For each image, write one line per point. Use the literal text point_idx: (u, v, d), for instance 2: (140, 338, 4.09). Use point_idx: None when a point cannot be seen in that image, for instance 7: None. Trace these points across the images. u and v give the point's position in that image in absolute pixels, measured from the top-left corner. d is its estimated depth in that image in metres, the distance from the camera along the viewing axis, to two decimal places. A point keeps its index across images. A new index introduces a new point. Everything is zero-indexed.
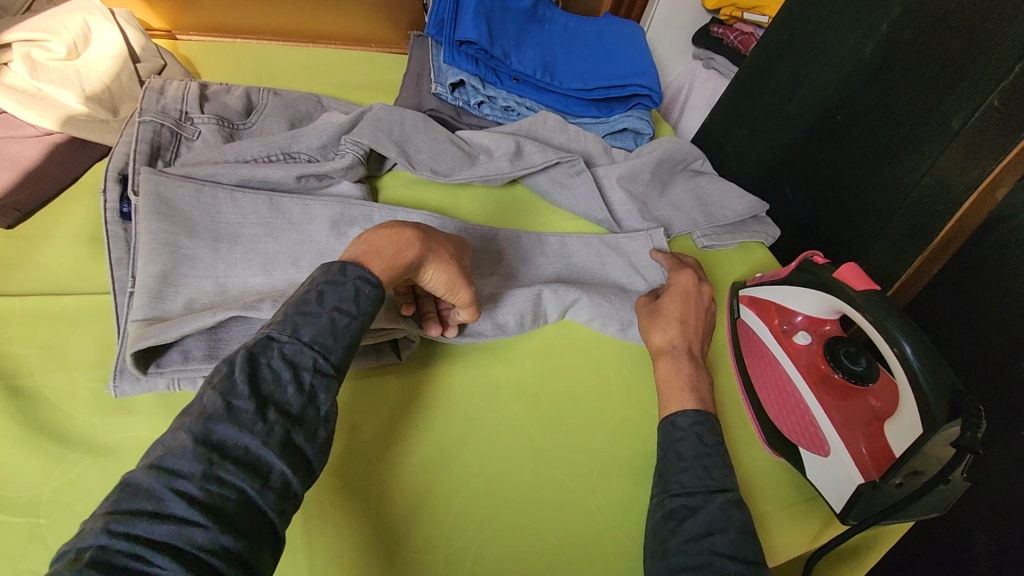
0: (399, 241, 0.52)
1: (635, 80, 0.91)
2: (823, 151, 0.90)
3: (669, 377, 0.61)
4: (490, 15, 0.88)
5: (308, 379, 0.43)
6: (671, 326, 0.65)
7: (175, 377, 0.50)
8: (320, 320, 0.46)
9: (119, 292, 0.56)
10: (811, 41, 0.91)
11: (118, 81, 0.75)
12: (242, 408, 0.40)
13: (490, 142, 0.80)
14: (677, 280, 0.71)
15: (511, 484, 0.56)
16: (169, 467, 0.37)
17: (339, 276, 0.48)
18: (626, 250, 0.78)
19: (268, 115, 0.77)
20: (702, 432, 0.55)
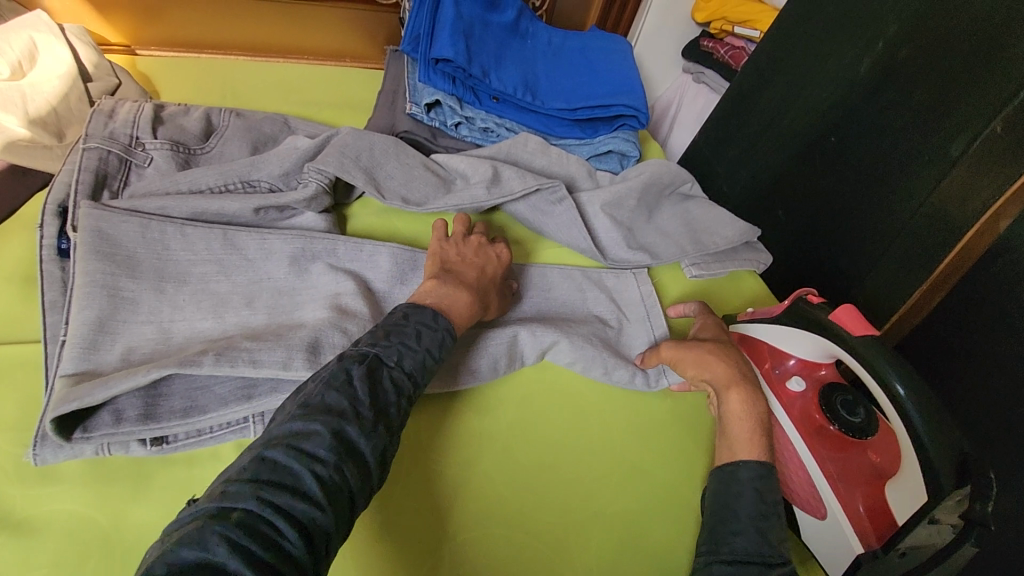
0: (470, 307, 0.57)
1: (620, 99, 0.87)
2: (817, 175, 0.87)
3: (741, 411, 0.55)
4: (468, 31, 0.83)
5: (405, 405, 0.47)
6: (732, 355, 0.59)
7: (104, 442, 0.46)
8: (417, 356, 0.49)
9: (50, 341, 0.51)
10: (805, 58, 0.87)
11: (66, 102, 0.70)
12: (366, 416, 0.43)
13: (466, 167, 0.76)
14: (711, 321, 0.66)
15: (530, 527, 0.54)
16: (307, 451, 0.40)
17: (433, 321, 0.52)
18: (607, 285, 0.76)
19: (228, 138, 0.72)
20: (762, 489, 0.50)
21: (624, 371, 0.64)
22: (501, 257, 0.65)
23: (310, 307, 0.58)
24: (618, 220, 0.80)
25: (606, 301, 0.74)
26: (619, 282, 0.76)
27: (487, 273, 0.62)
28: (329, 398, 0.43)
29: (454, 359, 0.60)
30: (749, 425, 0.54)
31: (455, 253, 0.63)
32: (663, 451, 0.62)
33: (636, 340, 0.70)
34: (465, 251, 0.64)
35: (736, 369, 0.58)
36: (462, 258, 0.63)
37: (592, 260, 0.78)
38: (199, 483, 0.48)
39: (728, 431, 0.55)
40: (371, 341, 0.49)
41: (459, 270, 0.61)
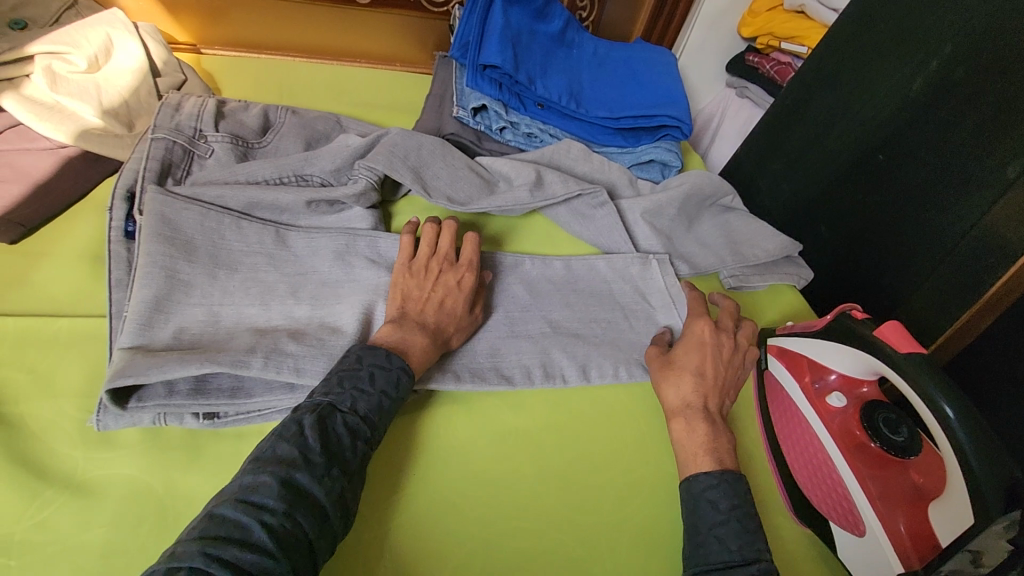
0: (426, 351, 0.55)
1: (665, 110, 0.87)
2: (862, 192, 0.85)
3: (684, 435, 0.56)
4: (515, 40, 0.85)
5: (361, 447, 0.48)
6: (688, 377, 0.59)
7: (159, 412, 0.48)
8: (371, 397, 0.50)
9: (114, 316, 0.54)
10: (853, 76, 0.87)
11: (137, 95, 0.74)
12: (317, 462, 0.44)
13: (509, 169, 0.77)
14: (693, 328, 0.64)
15: (504, 534, 0.53)
16: (255, 502, 0.41)
17: (385, 361, 0.52)
18: (635, 277, 0.75)
19: (284, 134, 0.75)
20: (717, 499, 0.51)
21: (635, 371, 0.65)
22: (462, 282, 0.62)
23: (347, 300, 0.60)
24: (657, 228, 0.81)
25: (630, 295, 0.74)
26: (644, 270, 0.76)
27: (447, 307, 0.60)
28: (280, 449, 0.44)
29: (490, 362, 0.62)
30: (687, 449, 0.55)
31: (414, 287, 0.60)
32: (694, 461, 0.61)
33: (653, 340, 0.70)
34: (423, 284, 0.61)
35: (683, 393, 0.58)
36: (419, 293, 0.60)
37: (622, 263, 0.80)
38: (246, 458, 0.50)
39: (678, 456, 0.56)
40: (324, 390, 0.49)
41: (414, 314, 0.58)
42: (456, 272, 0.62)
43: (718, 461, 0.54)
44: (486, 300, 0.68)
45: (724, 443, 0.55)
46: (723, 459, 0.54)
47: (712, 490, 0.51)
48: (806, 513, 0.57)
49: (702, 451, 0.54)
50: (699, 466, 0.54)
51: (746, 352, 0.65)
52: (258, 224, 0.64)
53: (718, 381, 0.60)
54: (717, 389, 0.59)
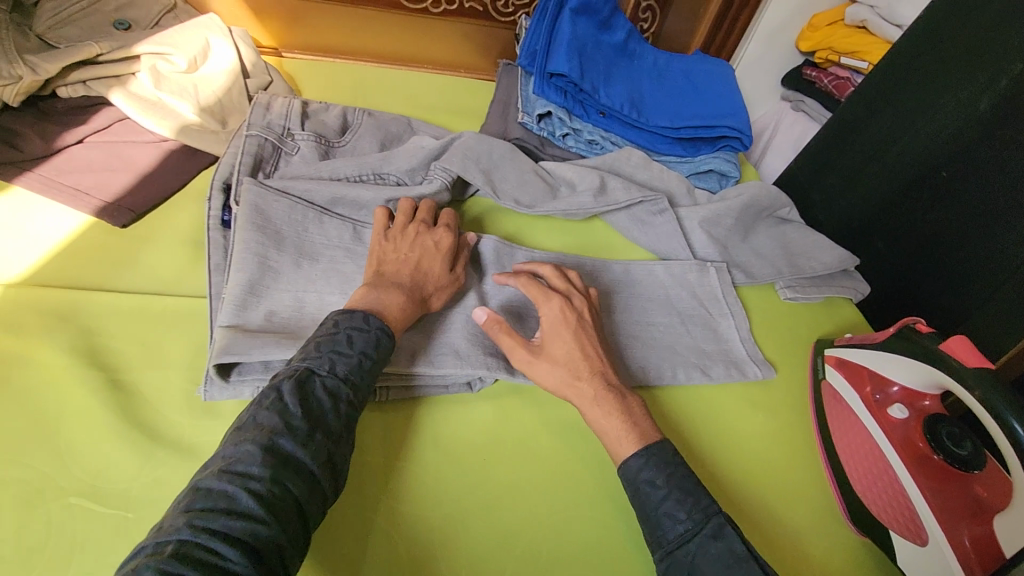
0: (401, 308, 0.56)
1: (725, 121, 0.89)
2: (922, 209, 0.86)
3: (600, 424, 0.55)
4: (581, 49, 0.88)
5: (344, 408, 0.48)
6: (568, 369, 0.56)
7: (257, 386, 0.52)
8: (350, 359, 0.50)
9: (214, 297, 0.59)
10: (917, 91, 0.87)
11: (229, 95, 0.78)
12: (299, 427, 0.45)
13: (573, 175, 0.80)
14: (551, 312, 0.59)
15: (494, 516, 0.54)
16: (239, 470, 0.41)
17: (363, 324, 0.52)
18: (692, 283, 0.77)
19: (361, 134, 0.79)
20: (653, 477, 0.51)
21: (691, 374, 0.68)
22: (439, 243, 0.64)
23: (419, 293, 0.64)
24: (715, 237, 0.82)
25: (687, 299, 0.75)
26: (701, 277, 0.77)
27: (423, 267, 0.61)
28: (260, 417, 0.45)
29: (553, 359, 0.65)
30: (609, 436, 0.54)
31: (390, 250, 0.62)
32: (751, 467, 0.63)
33: (709, 346, 0.72)
34: (399, 246, 0.62)
35: (580, 385, 0.56)
36: (396, 255, 0.62)
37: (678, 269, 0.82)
38: None
39: (602, 436, 0.55)
40: (301, 355, 0.49)
41: (392, 274, 0.60)
42: (433, 234, 0.64)
43: (641, 435, 0.54)
44: None
45: (637, 413, 0.55)
46: (643, 430, 0.54)
47: (646, 470, 0.51)
48: (864, 522, 0.58)
49: (625, 432, 0.54)
50: (625, 449, 0.53)
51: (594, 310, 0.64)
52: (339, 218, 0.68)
53: (602, 358, 0.58)
54: (606, 365, 0.58)
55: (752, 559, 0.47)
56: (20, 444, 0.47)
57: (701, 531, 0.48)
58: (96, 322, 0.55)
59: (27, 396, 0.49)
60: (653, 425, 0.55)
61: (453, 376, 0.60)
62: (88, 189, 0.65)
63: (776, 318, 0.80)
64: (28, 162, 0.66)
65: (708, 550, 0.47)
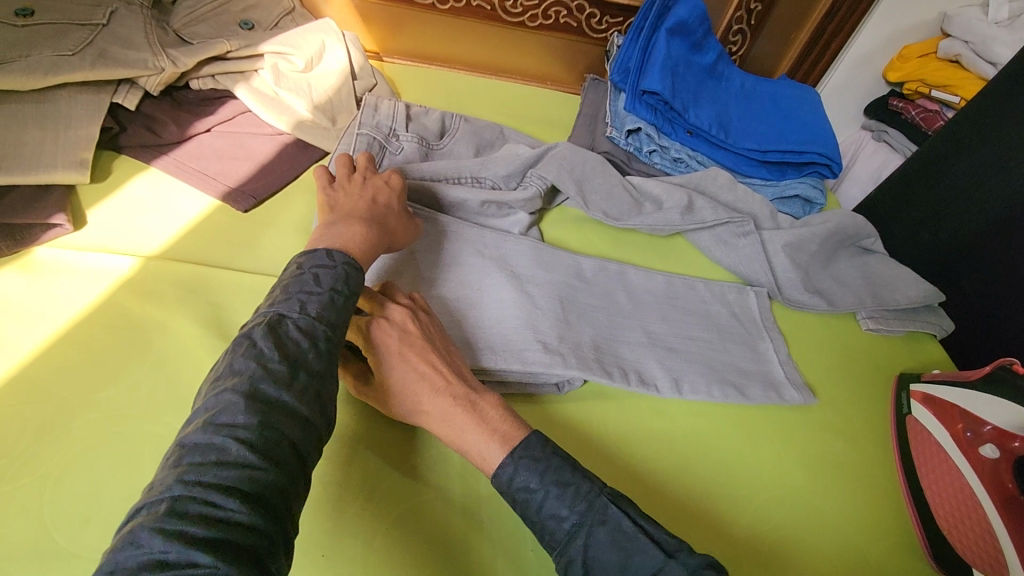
0: (365, 232, 0.58)
1: (814, 147, 0.89)
2: (1014, 250, 0.83)
3: (457, 443, 0.50)
4: (674, 70, 0.90)
5: (325, 344, 0.46)
6: (410, 396, 0.52)
7: None
8: (320, 298, 0.48)
9: None
10: (1015, 128, 0.85)
11: (339, 94, 0.83)
12: (278, 370, 0.42)
13: (661, 192, 0.81)
14: (379, 340, 0.53)
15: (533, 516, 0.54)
16: (224, 421, 0.39)
17: (328, 261, 0.52)
18: (732, 302, 0.78)
19: (458, 139, 0.83)
20: (530, 478, 0.47)
21: (756, 392, 0.68)
22: (390, 183, 0.67)
23: (514, 297, 0.67)
24: (797, 262, 0.82)
25: (728, 317, 0.76)
26: (740, 298, 0.78)
27: (379, 202, 0.64)
28: (236, 366, 0.42)
29: (633, 368, 0.66)
30: (468, 454, 0.50)
31: (345, 193, 0.64)
32: (813, 497, 0.62)
33: (747, 367, 0.71)
34: (355, 191, 0.64)
35: (430, 408, 0.51)
36: (353, 196, 0.63)
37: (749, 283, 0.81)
38: None
39: (460, 446, 0.50)
40: (269, 300, 0.47)
41: (350, 210, 0.61)
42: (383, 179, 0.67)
43: (506, 437, 0.49)
44: (631, 311, 0.72)
45: (494, 414, 0.51)
46: (507, 434, 0.50)
47: (518, 475, 0.47)
48: (948, 559, 0.58)
49: (485, 444, 0.49)
50: (489, 461, 0.49)
51: (426, 310, 0.59)
52: (427, 218, 0.72)
53: (438, 367, 0.53)
54: (447, 373, 0.53)
55: (642, 535, 0.45)
56: (157, 402, 0.51)
57: (588, 520, 0.46)
58: (224, 298, 0.59)
59: (166, 359, 0.54)
60: (513, 421, 0.51)
61: (545, 375, 0.62)
62: (216, 174, 0.70)
63: (857, 350, 0.79)
64: (163, 146, 0.73)
65: (598, 534, 0.45)
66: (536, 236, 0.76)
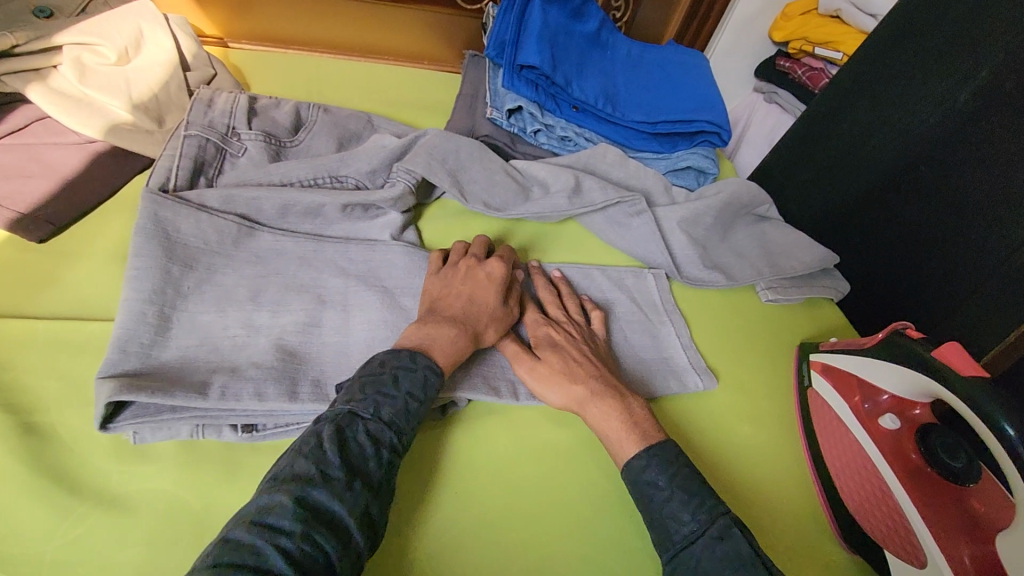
0: (458, 342, 0.54)
1: (702, 116, 0.85)
2: (899, 205, 0.84)
3: (599, 424, 0.53)
4: (553, 41, 0.83)
5: (387, 454, 0.45)
6: (563, 374, 0.55)
7: (140, 428, 0.45)
8: (396, 402, 0.47)
9: (120, 326, 0.49)
10: (895, 84, 0.85)
11: (166, 89, 0.72)
12: (335, 478, 0.42)
13: (546, 175, 0.75)
14: (545, 333, 0.60)
15: (503, 534, 0.50)
16: (270, 524, 0.38)
17: (409, 362, 0.49)
18: (629, 288, 0.73)
19: (316, 133, 0.73)
20: (657, 479, 0.48)
21: (657, 383, 0.64)
22: (493, 274, 0.61)
23: (383, 316, 0.58)
24: (694, 238, 0.79)
25: (626, 305, 0.71)
26: (638, 282, 0.74)
27: (478, 301, 0.58)
28: (297, 466, 0.42)
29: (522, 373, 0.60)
30: (609, 439, 0.52)
31: (442, 286, 0.59)
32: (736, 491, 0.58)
33: (648, 356, 0.67)
34: (451, 284, 0.60)
35: (579, 385, 0.55)
36: (450, 290, 0.59)
37: (645, 265, 0.77)
38: None
39: (603, 435, 0.53)
40: (346, 397, 0.47)
41: (445, 309, 0.57)
42: (484, 267, 0.61)
43: (643, 436, 0.51)
44: None
45: (638, 412, 0.54)
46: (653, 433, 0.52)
47: (648, 470, 0.49)
48: (855, 538, 0.55)
49: (625, 435, 0.52)
50: (627, 451, 0.51)
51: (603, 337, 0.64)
52: (273, 236, 0.62)
53: (595, 363, 0.58)
54: (605, 368, 0.58)
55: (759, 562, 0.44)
56: None
57: (706, 532, 0.45)
58: (8, 354, 0.48)
59: None
60: (656, 424, 0.53)
61: None
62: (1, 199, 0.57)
63: (757, 323, 0.77)
64: None
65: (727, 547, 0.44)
66: (413, 238, 0.68)
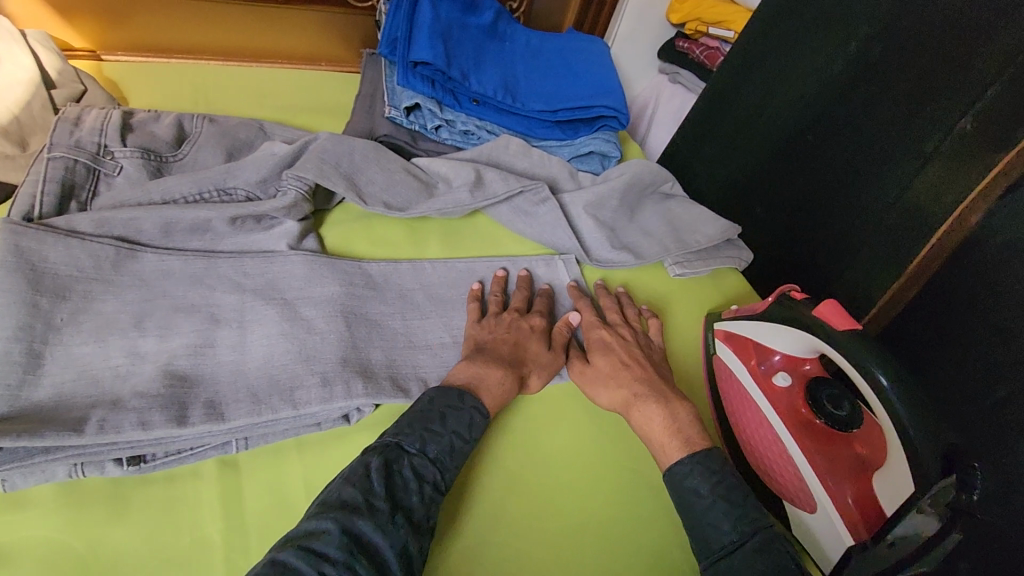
0: (505, 383, 0.57)
1: (601, 101, 0.87)
2: (793, 173, 0.89)
3: (645, 425, 0.56)
4: (446, 35, 0.83)
5: (428, 490, 0.47)
6: (613, 378, 0.60)
7: (12, 473, 0.43)
8: (442, 440, 0.49)
9: None
10: (779, 59, 0.89)
11: (28, 110, 0.67)
12: (380, 508, 0.43)
13: (448, 170, 0.75)
14: (597, 338, 0.64)
15: (532, 510, 0.53)
16: (316, 550, 0.39)
17: (458, 401, 0.52)
18: (540, 277, 0.74)
19: (201, 145, 0.70)
20: (698, 485, 0.50)
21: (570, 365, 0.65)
22: (536, 323, 0.64)
23: (282, 329, 0.56)
24: (600, 220, 0.81)
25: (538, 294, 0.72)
26: (548, 270, 0.75)
27: (523, 345, 0.61)
28: (345, 494, 0.44)
29: (433, 371, 0.60)
30: (653, 442, 0.55)
31: (489, 334, 0.62)
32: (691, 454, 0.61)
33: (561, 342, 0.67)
34: (496, 330, 0.62)
35: (625, 392, 0.58)
36: (496, 337, 0.61)
37: (555, 252, 0.78)
38: (181, 501, 0.47)
39: (646, 439, 0.56)
40: (395, 431, 0.49)
41: (491, 349, 0.60)
42: (528, 318, 0.64)
43: (685, 443, 0.53)
44: (428, 307, 0.66)
45: (683, 419, 0.56)
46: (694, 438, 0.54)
47: (691, 476, 0.50)
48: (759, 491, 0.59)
49: (670, 440, 0.54)
50: (671, 456, 0.53)
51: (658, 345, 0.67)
52: (155, 255, 0.58)
53: (644, 368, 0.61)
54: (654, 375, 0.61)
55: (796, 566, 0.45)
56: None
57: (746, 541, 0.47)
58: None
59: None
60: (700, 431, 0.55)
61: (324, 411, 0.52)
62: None
63: (667, 299, 0.79)
64: None
65: (774, 551, 0.46)
66: (313, 245, 0.66)
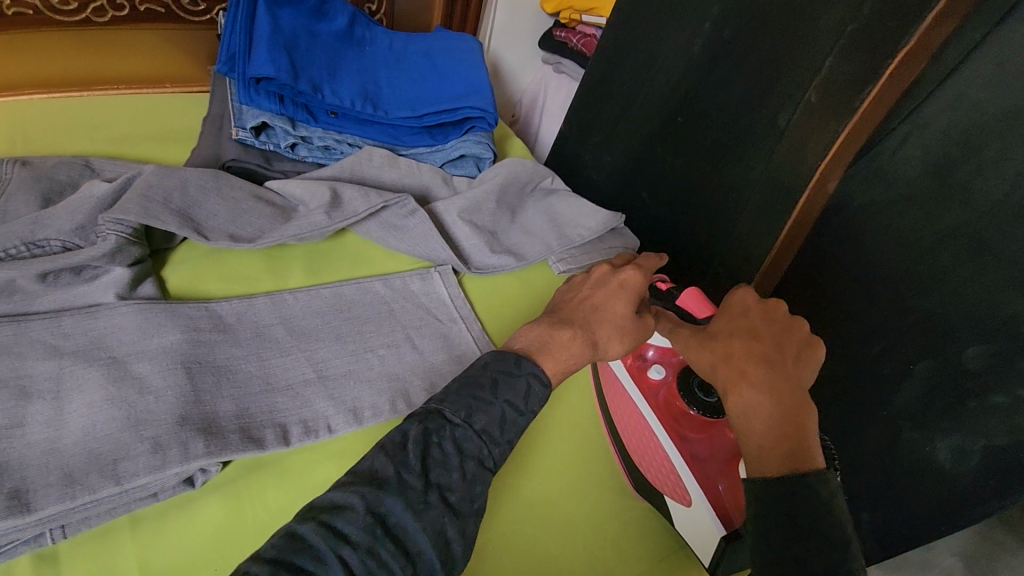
0: (572, 347, 0.53)
1: (466, 101, 0.84)
2: (672, 155, 0.88)
3: (744, 411, 0.48)
4: (291, 45, 0.78)
5: (471, 467, 0.44)
6: (727, 351, 0.51)
7: None
8: (493, 410, 0.46)
9: None
10: (644, 44, 0.89)
11: None
12: (412, 486, 0.42)
13: (302, 191, 0.71)
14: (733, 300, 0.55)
15: (568, 477, 0.60)
16: (339, 528, 0.39)
17: (514, 368, 0.49)
18: (415, 292, 0.70)
19: (11, 193, 0.62)
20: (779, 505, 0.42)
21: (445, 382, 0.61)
22: (628, 284, 0.59)
23: (105, 395, 0.50)
24: (478, 225, 0.78)
25: (412, 310, 0.68)
26: (424, 285, 0.71)
27: (602, 308, 0.57)
28: (376, 464, 0.43)
29: (297, 408, 0.56)
30: (748, 435, 0.47)
31: (571, 297, 0.60)
32: None
33: (440, 361, 0.63)
34: (580, 293, 0.60)
35: (734, 364, 0.50)
36: (578, 299, 0.59)
37: (430, 263, 0.74)
38: None
39: (739, 427, 0.48)
40: (441, 397, 0.47)
41: (569, 312, 0.57)
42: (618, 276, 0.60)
43: (783, 456, 0.44)
44: (289, 341, 0.61)
45: (789, 420, 0.46)
46: (791, 451, 0.44)
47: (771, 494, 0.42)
48: (643, 487, 0.59)
49: (766, 440, 0.46)
50: (763, 461, 0.45)
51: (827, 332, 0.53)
52: None
53: (770, 348, 0.50)
54: (784, 354, 0.50)
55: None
56: None
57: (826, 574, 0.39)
58: None
59: None
60: (806, 443, 0.45)
61: (158, 481, 0.48)
62: None
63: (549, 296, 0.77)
64: None
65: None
66: (149, 291, 0.59)
